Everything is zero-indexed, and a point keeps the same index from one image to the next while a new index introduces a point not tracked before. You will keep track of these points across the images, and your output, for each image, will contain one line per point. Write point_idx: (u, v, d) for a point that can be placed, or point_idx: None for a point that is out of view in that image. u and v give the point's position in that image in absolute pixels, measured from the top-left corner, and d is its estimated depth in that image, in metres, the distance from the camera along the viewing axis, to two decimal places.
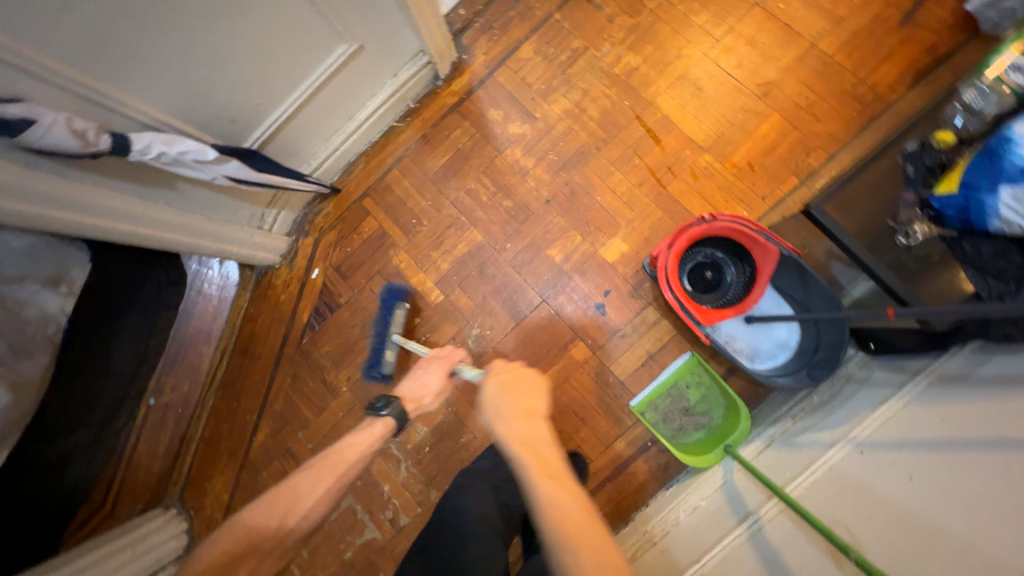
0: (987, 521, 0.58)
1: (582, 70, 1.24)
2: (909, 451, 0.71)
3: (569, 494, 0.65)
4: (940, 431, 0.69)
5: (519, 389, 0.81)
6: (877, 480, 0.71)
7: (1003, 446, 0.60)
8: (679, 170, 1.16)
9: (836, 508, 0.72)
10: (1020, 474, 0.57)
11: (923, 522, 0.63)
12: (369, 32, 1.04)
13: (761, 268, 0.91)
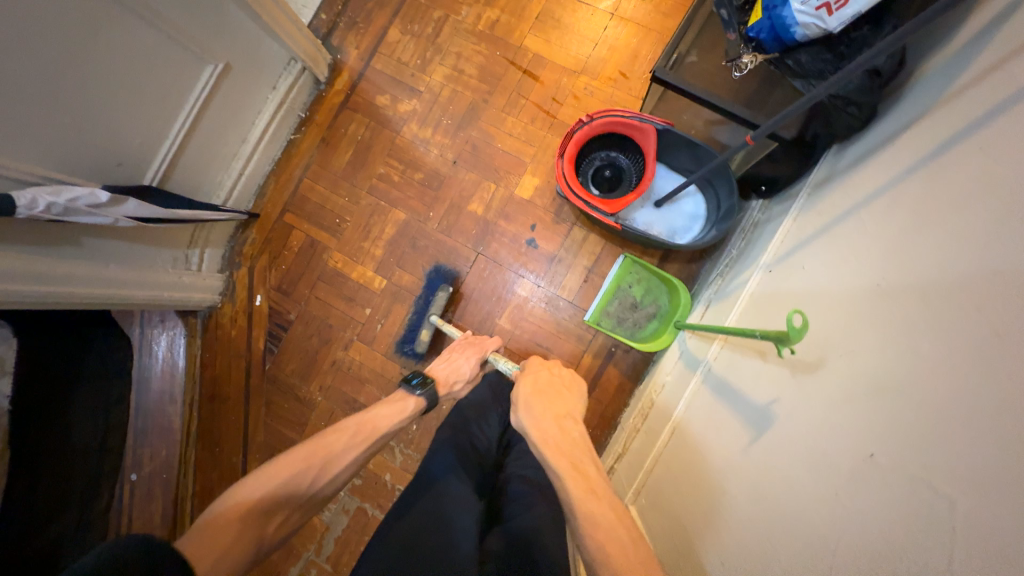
0: (852, 262, 0.60)
1: (449, 36, 1.30)
2: (801, 248, 0.75)
3: (603, 492, 0.61)
4: (820, 221, 0.74)
5: (557, 396, 0.80)
6: (779, 283, 0.75)
7: (863, 205, 0.64)
8: (562, 98, 1.23)
9: (758, 321, 0.76)
10: (871, 217, 0.61)
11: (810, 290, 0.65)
12: (231, 48, 1.07)
13: (648, 150, 0.97)
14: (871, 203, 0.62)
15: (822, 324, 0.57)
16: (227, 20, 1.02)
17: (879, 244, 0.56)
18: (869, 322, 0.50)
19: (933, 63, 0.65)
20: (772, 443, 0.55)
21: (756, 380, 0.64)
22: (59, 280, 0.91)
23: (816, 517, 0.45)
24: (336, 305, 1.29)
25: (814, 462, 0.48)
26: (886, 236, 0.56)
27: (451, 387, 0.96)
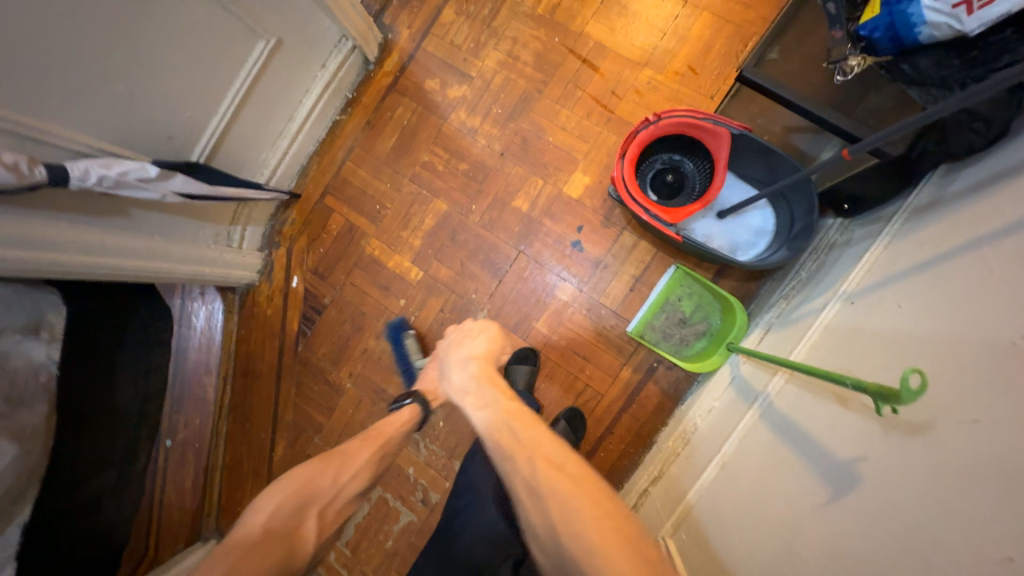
0: (966, 309, 0.51)
1: (506, 19, 1.23)
2: (892, 283, 0.66)
3: (504, 417, 0.72)
4: (922, 251, 0.64)
5: (462, 348, 0.89)
6: (864, 317, 0.67)
7: (981, 243, 0.55)
8: (623, 92, 1.15)
9: (833, 358, 0.68)
10: (996, 258, 0.52)
11: (906, 335, 0.57)
12: (283, 23, 1.04)
13: (717, 157, 0.89)
14: (995, 243, 0.53)
15: (931, 379, 0.49)
16: None
17: (1006, 294, 0.48)
18: (1000, 385, 0.42)
19: None
20: (859, 508, 0.48)
21: (834, 429, 0.57)
22: (107, 251, 0.92)
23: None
24: (371, 293, 1.27)
25: (925, 547, 0.41)
26: (1018, 286, 0.47)
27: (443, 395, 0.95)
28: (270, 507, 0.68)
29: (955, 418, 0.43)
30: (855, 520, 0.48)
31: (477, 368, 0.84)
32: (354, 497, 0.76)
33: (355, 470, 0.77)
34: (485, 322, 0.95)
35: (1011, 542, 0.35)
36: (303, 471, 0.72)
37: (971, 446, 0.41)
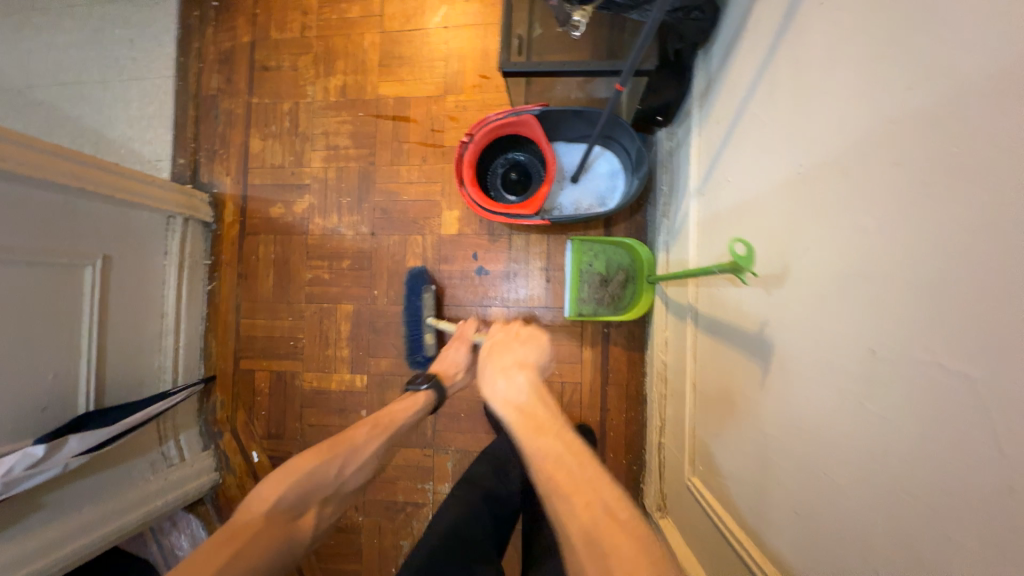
0: (763, 156, 0.58)
1: (308, 121, 1.26)
2: (718, 162, 0.73)
3: (560, 448, 0.55)
4: (722, 126, 0.71)
5: (503, 354, 0.72)
6: (716, 203, 0.72)
7: (748, 100, 0.63)
8: (441, 126, 1.20)
9: (712, 247, 0.73)
10: (760, 106, 0.59)
11: (742, 200, 0.63)
12: (100, 240, 1.01)
13: (539, 137, 0.94)
14: (755, 94, 0.61)
15: (772, 229, 0.54)
16: (80, 215, 0.96)
17: (778, 131, 0.54)
18: (813, 209, 0.46)
19: None
20: (784, 370, 0.51)
21: (742, 309, 0.61)
22: (24, 558, 0.82)
23: (854, 431, 0.40)
24: (331, 422, 1.21)
25: (828, 374, 0.43)
26: (782, 120, 0.54)
27: (454, 380, 0.91)
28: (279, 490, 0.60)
29: (803, 254, 0.48)
30: (785, 382, 0.50)
31: (530, 377, 0.66)
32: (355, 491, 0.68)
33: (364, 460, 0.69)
34: (533, 330, 0.78)
35: (868, 336, 0.39)
36: (306, 460, 0.64)
37: (818, 271, 0.45)
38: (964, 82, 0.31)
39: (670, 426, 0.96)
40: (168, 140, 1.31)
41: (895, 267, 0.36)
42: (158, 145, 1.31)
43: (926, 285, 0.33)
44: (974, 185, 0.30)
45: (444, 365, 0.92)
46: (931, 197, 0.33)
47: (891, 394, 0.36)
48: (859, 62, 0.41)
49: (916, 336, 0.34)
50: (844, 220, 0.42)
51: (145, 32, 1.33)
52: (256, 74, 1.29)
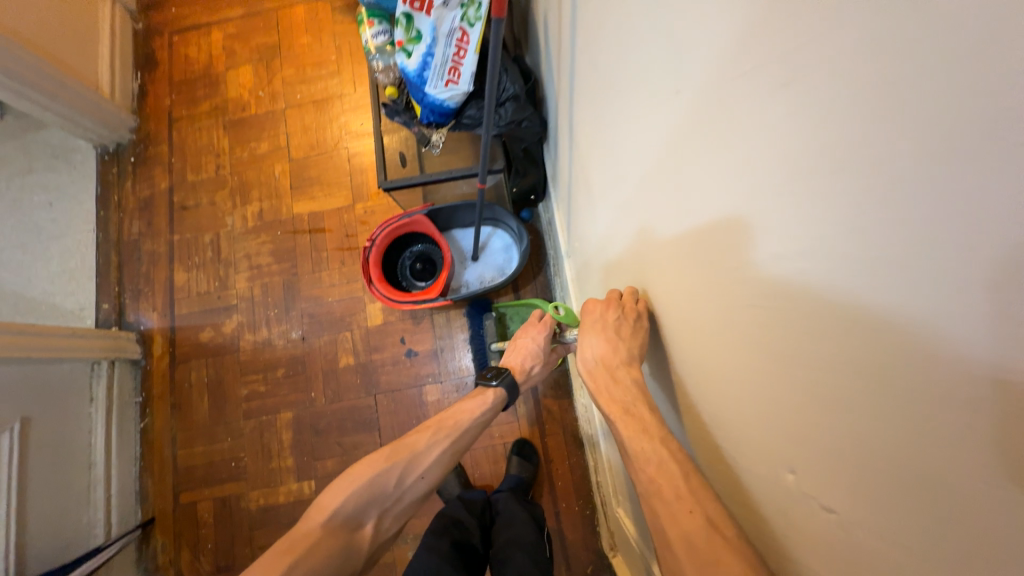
0: (618, 161, 0.59)
1: (230, 247, 1.36)
2: (585, 182, 0.76)
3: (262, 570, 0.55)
4: (576, 179, 0.81)
5: (459, 422, 0.75)
6: (591, 243, 0.80)
7: (592, 118, 0.66)
8: (356, 230, 1.34)
9: (606, 259, 0.74)
10: (603, 117, 0.62)
11: (615, 205, 0.64)
12: (19, 403, 1.02)
13: (432, 231, 1.08)
14: (596, 109, 0.64)
15: (648, 222, 0.54)
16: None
17: (623, 134, 0.56)
18: (672, 182, 0.46)
19: (546, 70, 0.88)
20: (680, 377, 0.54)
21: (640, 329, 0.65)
22: None
23: (734, 412, 0.42)
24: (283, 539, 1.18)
25: (704, 370, 0.47)
26: (623, 124, 0.56)
27: (528, 374, 0.82)
28: (339, 500, 0.64)
29: (660, 266, 0.53)
30: (682, 387, 0.53)
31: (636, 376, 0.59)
32: (418, 500, 0.69)
33: (422, 468, 0.69)
34: (495, 393, 0.79)
35: (713, 327, 0.43)
36: (363, 469, 0.66)
37: (675, 267, 0.49)
38: (686, 117, 0.40)
39: (605, 464, 1.03)
40: (91, 289, 1.36)
41: (706, 264, 0.42)
42: (81, 295, 1.35)
43: (724, 275, 0.39)
44: (716, 190, 0.37)
45: (516, 359, 0.83)
46: (703, 204, 0.40)
47: (738, 375, 0.40)
48: (658, 54, 0.43)
49: (736, 322, 0.39)
50: (671, 232, 0.48)
51: (64, 193, 1.42)
52: (176, 213, 1.40)
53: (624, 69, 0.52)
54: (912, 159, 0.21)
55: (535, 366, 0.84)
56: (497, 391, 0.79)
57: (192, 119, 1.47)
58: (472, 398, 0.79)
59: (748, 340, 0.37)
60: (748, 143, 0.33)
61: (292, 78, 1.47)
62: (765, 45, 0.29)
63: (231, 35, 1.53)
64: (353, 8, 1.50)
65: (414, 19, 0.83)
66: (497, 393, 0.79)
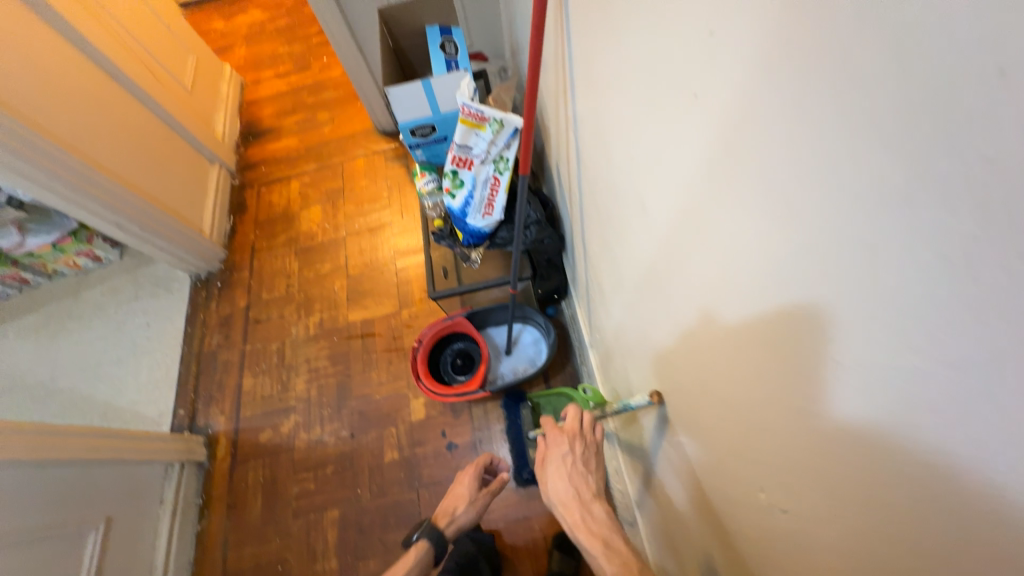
0: (629, 229, 0.67)
1: (292, 353, 1.55)
2: (603, 253, 0.85)
3: None
4: (600, 269, 0.90)
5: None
6: (619, 323, 0.86)
7: (603, 199, 0.76)
8: (402, 333, 1.52)
9: (630, 321, 0.79)
10: (612, 196, 0.71)
11: (631, 269, 0.71)
12: (105, 503, 1.13)
13: (472, 330, 1.25)
14: (606, 191, 0.74)
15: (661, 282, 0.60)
16: (94, 481, 1.12)
17: (630, 206, 0.65)
18: (678, 242, 0.52)
19: (560, 195, 1.11)
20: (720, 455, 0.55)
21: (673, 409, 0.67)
22: None
23: (774, 455, 0.43)
24: None
25: (745, 448, 0.48)
26: (628, 199, 0.65)
27: (452, 519, 0.99)
28: None
29: (685, 346, 0.58)
30: (724, 463, 0.54)
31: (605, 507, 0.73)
32: None
33: None
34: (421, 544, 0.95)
35: (746, 403, 0.46)
36: None
37: (693, 317, 0.54)
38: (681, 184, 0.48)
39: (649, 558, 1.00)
40: (170, 396, 1.53)
41: (731, 345, 0.46)
42: (161, 402, 1.53)
43: (751, 352, 0.43)
44: (717, 275, 0.45)
45: (442, 510, 1.01)
46: (719, 291, 0.46)
47: (779, 449, 0.42)
48: (651, 140, 0.52)
49: (767, 393, 0.42)
50: (692, 314, 0.53)
51: (162, 315, 1.69)
52: (250, 326, 1.63)
53: (630, 180, 0.61)
54: (823, 246, 0.30)
55: (460, 509, 1.01)
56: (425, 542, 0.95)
57: (271, 248, 1.79)
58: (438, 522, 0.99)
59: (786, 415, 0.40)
60: (725, 229, 0.41)
61: (352, 213, 1.81)
62: (718, 167, 0.40)
63: (306, 184, 1.93)
64: (402, 157, 1.90)
65: (458, 172, 1.06)
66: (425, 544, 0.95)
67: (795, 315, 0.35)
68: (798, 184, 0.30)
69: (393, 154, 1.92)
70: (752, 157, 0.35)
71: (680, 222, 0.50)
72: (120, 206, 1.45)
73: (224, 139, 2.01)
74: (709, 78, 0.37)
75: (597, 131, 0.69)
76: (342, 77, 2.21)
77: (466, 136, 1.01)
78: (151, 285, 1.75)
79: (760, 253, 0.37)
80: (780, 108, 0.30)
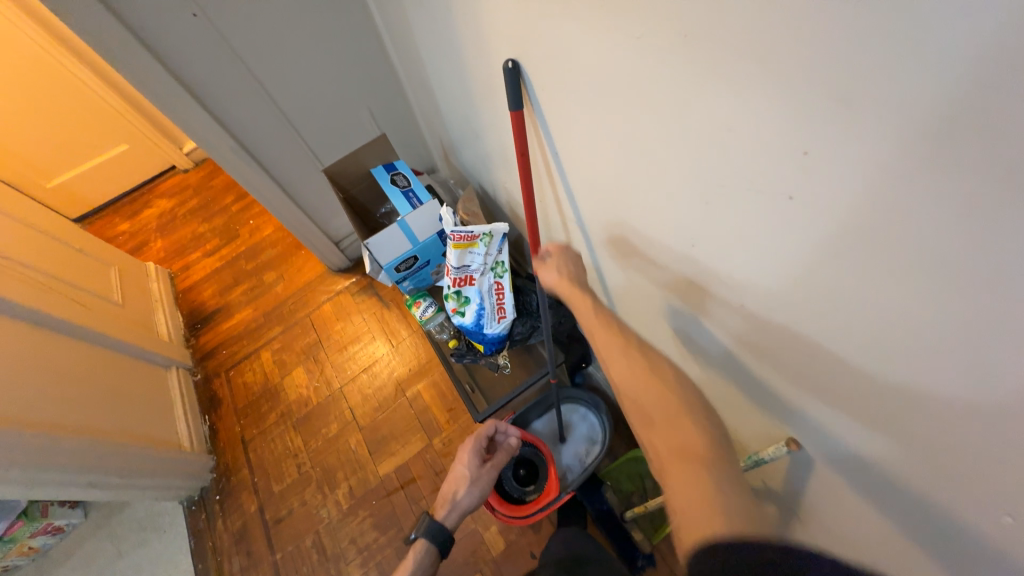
0: (697, 296, 0.69)
1: (333, 540, 1.37)
2: (657, 318, 0.86)
3: None
4: (655, 334, 0.89)
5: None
6: (697, 379, 0.85)
7: (646, 272, 0.79)
8: (443, 466, 1.41)
9: (713, 375, 0.79)
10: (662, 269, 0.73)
11: (706, 329, 0.72)
12: None
13: (524, 434, 1.18)
14: (649, 266, 0.76)
15: (761, 338, 0.61)
16: None
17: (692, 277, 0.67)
18: (782, 301, 0.53)
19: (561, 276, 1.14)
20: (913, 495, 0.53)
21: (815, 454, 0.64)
22: None
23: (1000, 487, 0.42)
24: None
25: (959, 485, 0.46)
26: (688, 270, 0.67)
27: (450, 501, 0.98)
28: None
29: (818, 394, 0.57)
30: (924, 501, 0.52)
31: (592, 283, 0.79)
32: None
33: None
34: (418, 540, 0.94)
35: (945, 440, 0.44)
36: None
37: (823, 368, 0.54)
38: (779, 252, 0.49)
39: None
40: None
41: (902, 386, 0.45)
42: None
43: (935, 392, 0.42)
44: (854, 326, 0.46)
45: (441, 498, 1.01)
46: (867, 338, 0.46)
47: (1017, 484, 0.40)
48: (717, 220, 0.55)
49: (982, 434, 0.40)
50: (824, 364, 0.53)
51: (161, 562, 1.44)
52: (272, 530, 1.43)
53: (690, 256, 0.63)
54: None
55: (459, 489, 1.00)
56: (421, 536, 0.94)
57: (263, 433, 1.63)
58: (439, 507, 1.00)
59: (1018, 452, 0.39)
60: (860, 285, 0.43)
61: (340, 361, 1.70)
62: (843, 236, 0.42)
63: (279, 350, 1.81)
64: (368, 287, 1.86)
65: (461, 291, 1.05)
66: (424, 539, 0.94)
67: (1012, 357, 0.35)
68: (1005, 245, 0.31)
69: (358, 286, 1.87)
70: (913, 222, 0.35)
71: (784, 285, 0.51)
72: (80, 459, 1.24)
73: (171, 339, 1.86)
74: (828, 160, 0.38)
75: (627, 219, 0.72)
76: (274, 232, 2.17)
77: (462, 258, 1.01)
78: (137, 532, 1.50)
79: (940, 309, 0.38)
80: (962, 180, 0.31)
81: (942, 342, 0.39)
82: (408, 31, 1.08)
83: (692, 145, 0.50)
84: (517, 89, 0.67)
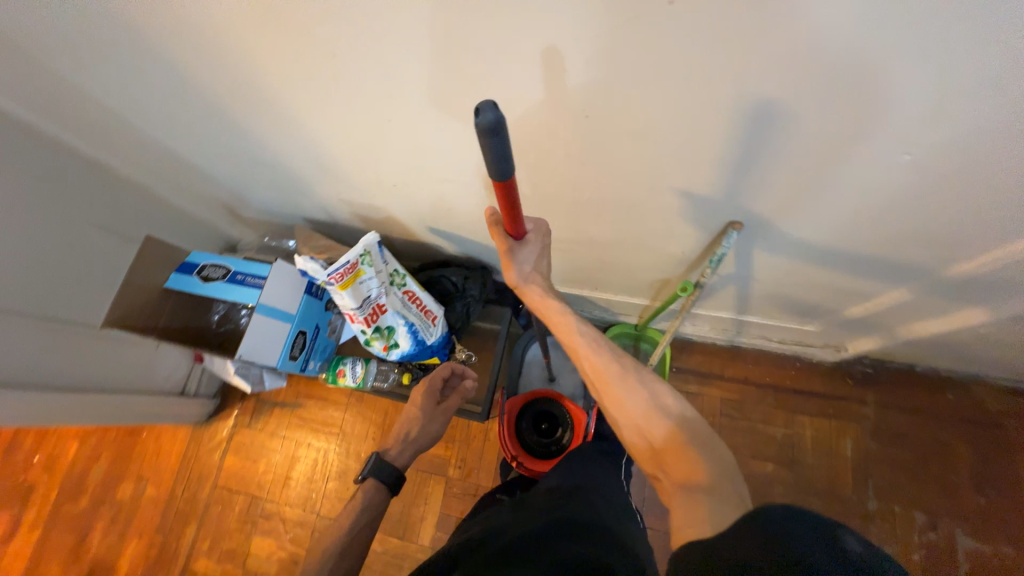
0: (597, 177, 0.66)
1: None
2: (564, 226, 0.83)
3: None
4: (565, 244, 0.90)
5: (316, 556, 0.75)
6: (627, 249, 0.87)
7: (534, 189, 0.73)
8: (474, 485, 1.29)
9: (636, 239, 0.82)
10: (551, 176, 0.69)
11: (616, 202, 0.72)
12: None
13: (523, 398, 1.15)
14: (535, 180, 0.70)
15: (674, 173, 0.62)
16: None
17: (583, 161, 0.63)
18: (685, 121, 0.52)
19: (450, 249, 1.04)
20: (834, 202, 0.61)
21: (750, 229, 0.71)
22: None
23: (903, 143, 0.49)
24: None
25: (867, 166, 0.54)
26: (576, 157, 0.63)
27: (405, 437, 0.87)
28: None
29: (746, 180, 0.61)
30: (839, 207, 0.62)
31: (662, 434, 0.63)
32: None
33: None
34: (370, 483, 0.82)
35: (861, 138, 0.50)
36: None
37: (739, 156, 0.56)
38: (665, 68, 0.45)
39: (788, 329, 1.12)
40: None
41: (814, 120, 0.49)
42: None
43: (823, 116, 0.48)
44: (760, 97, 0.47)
45: (393, 441, 0.87)
46: (761, 121, 0.50)
47: (897, 143, 0.49)
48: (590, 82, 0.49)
49: (871, 115, 0.47)
50: (732, 167, 0.58)
51: None
52: None
53: (579, 137, 0.58)
54: None
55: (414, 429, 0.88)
56: (374, 481, 0.82)
57: None
58: (390, 444, 0.87)
59: (890, 112, 0.46)
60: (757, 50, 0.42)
61: (297, 495, 1.38)
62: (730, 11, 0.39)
63: (213, 547, 1.38)
64: (257, 406, 1.47)
65: (380, 324, 0.92)
66: (377, 482, 0.82)
67: (864, 48, 0.40)
68: None
69: (245, 415, 1.47)
70: None
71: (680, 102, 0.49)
72: None
73: None
74: None
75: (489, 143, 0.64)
76: (69, 444, 1.50)
77: (357, 293, 0.85)
78: None
79: (800, 53, 0.41)
80: None
81: (807, 79, 0.44)
82: (70, 92, 0.74)
83: (546, 24, 0.43)
84: (508, 151, 0.45)
